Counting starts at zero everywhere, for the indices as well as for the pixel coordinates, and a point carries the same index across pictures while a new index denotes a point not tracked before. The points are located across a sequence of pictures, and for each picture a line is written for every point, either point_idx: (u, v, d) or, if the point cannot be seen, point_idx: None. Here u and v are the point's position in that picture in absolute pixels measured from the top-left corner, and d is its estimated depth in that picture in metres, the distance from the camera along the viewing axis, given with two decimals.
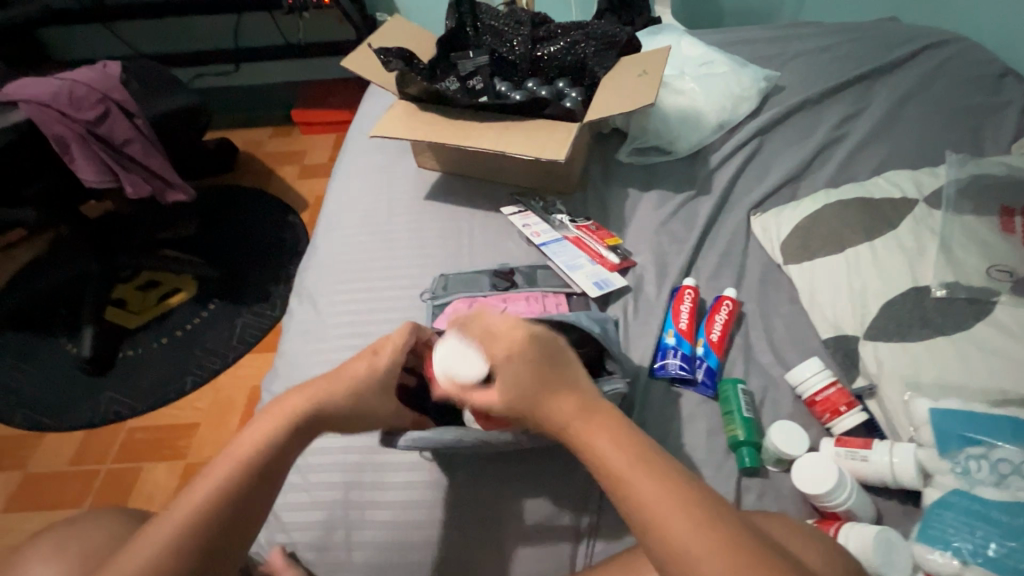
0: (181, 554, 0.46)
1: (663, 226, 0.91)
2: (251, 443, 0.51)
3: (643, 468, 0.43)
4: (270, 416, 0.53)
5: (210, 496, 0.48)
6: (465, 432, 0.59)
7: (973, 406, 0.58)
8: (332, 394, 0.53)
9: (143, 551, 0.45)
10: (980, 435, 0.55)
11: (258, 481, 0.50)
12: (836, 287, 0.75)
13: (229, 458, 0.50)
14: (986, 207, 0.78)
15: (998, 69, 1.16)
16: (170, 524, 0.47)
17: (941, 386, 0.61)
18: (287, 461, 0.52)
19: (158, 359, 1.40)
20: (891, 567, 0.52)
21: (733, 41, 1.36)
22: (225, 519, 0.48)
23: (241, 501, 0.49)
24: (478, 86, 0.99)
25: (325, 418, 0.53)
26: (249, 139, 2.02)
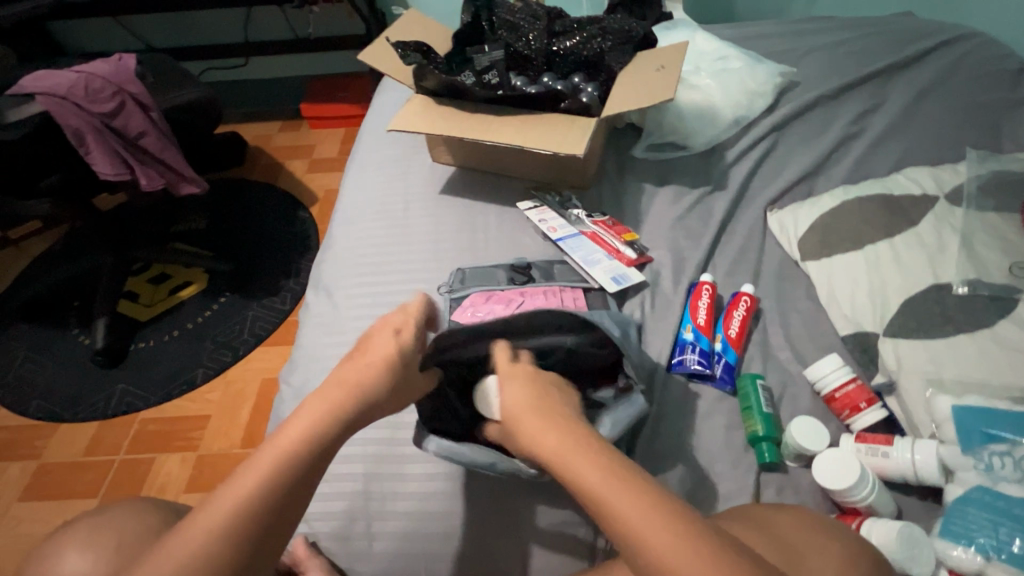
0: (236, 535, 0.46)
1: (680, 222, 0.91)
2: (299, 431, 0.52)
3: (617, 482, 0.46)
4: (315, 403, 0.54)
5: (263, 480, 0.49)
6: (500, 458, 0.59)
7: (994, 404, 0.58)
8: (371, 376, 0.57)
9: (199, 532, 0.46)
10: (1002, 431, 0.56)
11: (309, 466, 0.51)
12: (856, 284, 0.75)
13: (278, 444, 0.51)
14: (1007, 204, 0.77)
15: (1016, 65, 1.15)
16: (224, 507, 0.47)
17: (962, 383, 0.61)
18: (333, 446, 0.54)
19: (171, 351, 1.41)
20: (914, 562, 0.51)
21: (747, 37, 1.35)
22: (279, 503, 0.49)
23: (294, 482, 0.50)
24: (494, 81, 1.00)
25: (365, 403, 0.56)
26: (259, 133, 2.02)
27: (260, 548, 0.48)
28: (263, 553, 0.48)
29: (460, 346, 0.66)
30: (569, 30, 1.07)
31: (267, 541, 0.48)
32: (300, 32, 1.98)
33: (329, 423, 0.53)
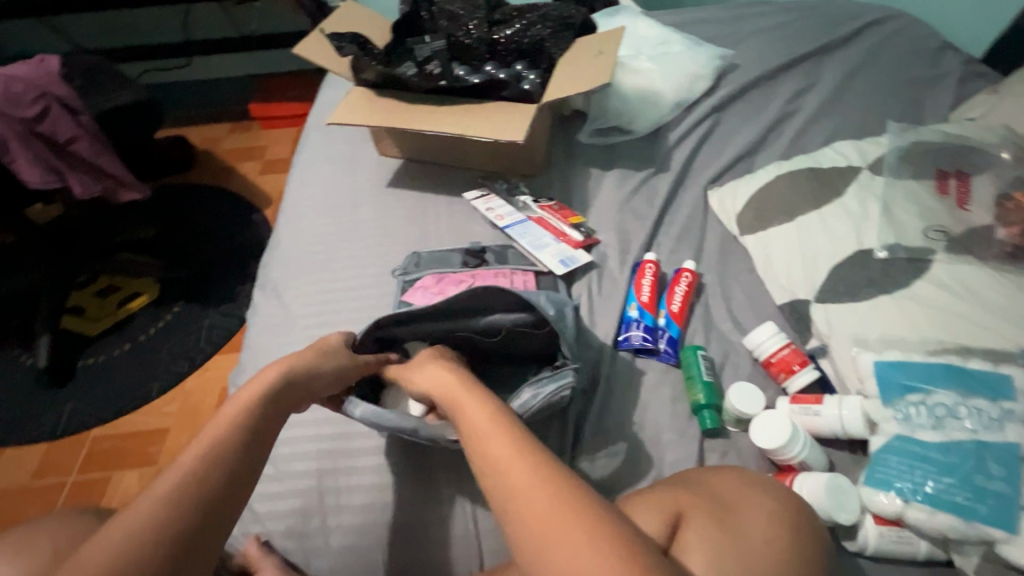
0: (181, 506, 0.46)
1: (625, 204, 0.93)
2: (236, 414, 0.55)
3: (513, 456, 0.46)
4: (248, 390, 0.58)
5: (205, 454, 0.50)
6: (421, 424, 0.61)
7: (911, 357, 0.62)
8: (301, 359, 0.62)
9: (145, 505, 0.45)
10: (916, 382, 0.59)
11: (251, 439, 0.54)
12: (789, 254, 0.78)
13: (217, 425, 0.53)
14: (924, 172, 0.82)
15: (937, 42, 1.22)
16: (165, 484, 0.47)
17: (885, 341, 0.65)
18: (273, 427, 0.57)
19: (122, 365, 1.36)
20: (841, 509, 0.55)
21: (688, 22, 1.38)
22: (224, 474, 0.50)
23: (241, 451, 0.52)
24: (436, 71, 0.98)
25: (301, 387, 0.61)
26: (206, 135, 1.96)
27: (209, 519, 0.47)
28: (213, 527, 0.47)
29: (399, 324, 0.70)
30: (510, 19, 1.07)
31: (215, 513, 0.48)
32: (243, 28, 1.92)
33: (265, 405, 0.57)
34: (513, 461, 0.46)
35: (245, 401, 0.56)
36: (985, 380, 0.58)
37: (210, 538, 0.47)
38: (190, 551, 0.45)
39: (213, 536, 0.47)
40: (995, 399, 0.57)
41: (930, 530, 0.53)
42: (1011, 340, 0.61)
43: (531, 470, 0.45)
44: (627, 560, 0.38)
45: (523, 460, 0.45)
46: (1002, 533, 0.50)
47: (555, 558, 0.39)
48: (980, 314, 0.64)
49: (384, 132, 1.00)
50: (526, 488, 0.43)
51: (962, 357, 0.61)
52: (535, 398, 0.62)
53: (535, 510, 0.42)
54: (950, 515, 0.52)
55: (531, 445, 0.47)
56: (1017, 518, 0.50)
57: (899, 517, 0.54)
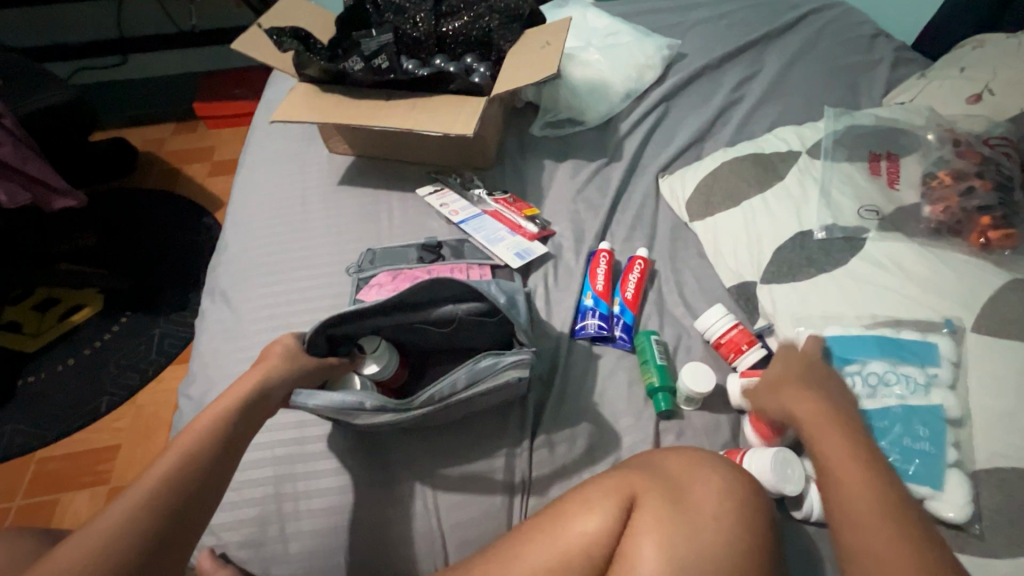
0: (137, 532, 0.44)
1: (579, 194, 0.94)
2: (204, 426, 0.52)
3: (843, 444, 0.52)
4: (220, 401, 0.55)
5: (166, 473, 0.47)
6: (367, 395, 0.59)
7: (848, 330, 0.65)
8: (273, 367, 0.59)
9: (107, 521, 0.44)
10: (853, 355, 0.63)
11: (221, 450, 0.51)
12: (735, 238, 0.81)
13: (187, 436, 0.51)
14: (858, 154, 0.85)
15: (870, 31, 1.28)
16: (126, 503, 0.45)
17: (825, 317, 0.68)
18: (246, 437, 0.54)
19: (66, 382, 1.29)
20: (787, 482, 0.57)
21: (637, 12, 1.40)
22: (185, 498, 0.47)
23: (211, 465, 0.50)
24: (383, 65, 0.92)
25: (271, 395, 0.57)
26: (148, 137, 1.87)
27: (165, 547, 0.45)
28: (168, 557, 0.45)
29: (350, 321, 0.66)
30: (457, 10, 1.05)
31: (179, 538, 0.46)
32: (181, 24, 1.83)
33: (236, 417, 0.54)
34: (838, 444, 0.52)
35: (216, 411, 0.54)
36: (913, 348, 0.62)
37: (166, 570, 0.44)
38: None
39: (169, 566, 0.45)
40: (923, 365, 0.61)
41: None
42: (937, 310, 0.65)
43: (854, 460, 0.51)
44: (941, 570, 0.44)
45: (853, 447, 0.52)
46: (928, 489, 0.56)
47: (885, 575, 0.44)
48: (909, 287, 0.67)
49: (332, 128, 0.97)
50: (847, 471, 0.50)
51: (896, 328, 0.64)
52: (493, 366, 0.61)
53: (858, 498, 0.48)
54: None
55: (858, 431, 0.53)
56: (941, 476, 0.56)
57: None
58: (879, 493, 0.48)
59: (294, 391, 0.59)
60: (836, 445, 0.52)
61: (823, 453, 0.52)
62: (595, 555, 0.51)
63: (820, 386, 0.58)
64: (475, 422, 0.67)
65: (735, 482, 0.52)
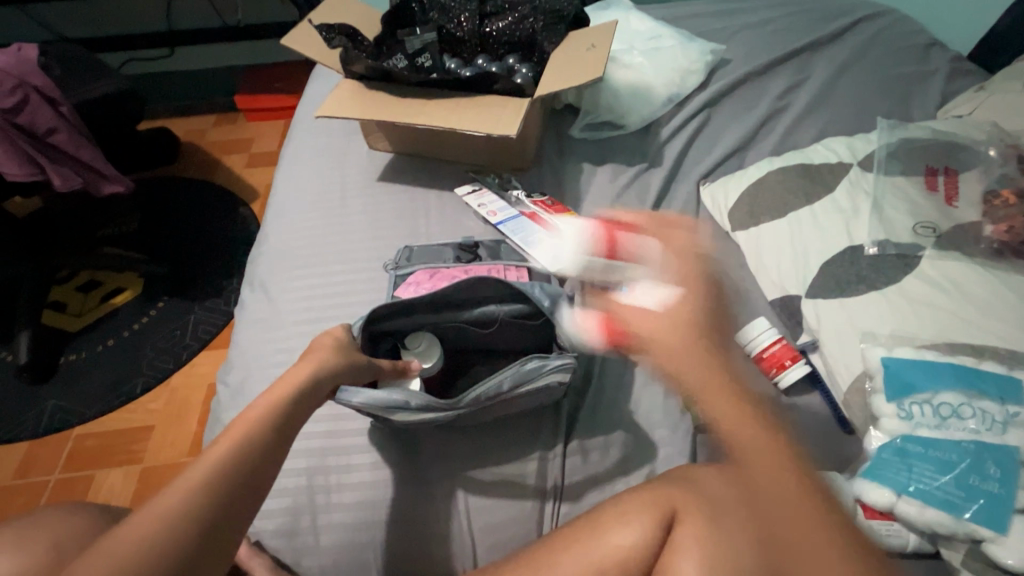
0: (196, 512, 0.44)
1: (618, 199, 0.93)
2: (258, 415, 0.53)
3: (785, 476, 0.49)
4: (274, 389, 0.56)
5: (221, 458, 0.48)
6: (411, 393, 0.60)
7: (924, 354, 0.61)
8: (325, 360, 0.59)
9: (168, 500, 0.44)
10: (929, 381, 0.59)
11: (276, 437, 0.52)
12: (780, 250, 0.78)
13: (244, 422, 0.52)
14: (913, 168, 0.82)
15: (924, 39, 1.23)
16: (183, 485, 0.46)
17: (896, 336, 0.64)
18: (296, 427, 0.55)
19: (105, 362, 1.33)
20: (836, 508, 0.54)
21: (679, 16, 1.37)
22: (239, 482, 0.48)
23: (267, 452, 0.51)
24: (427, 64, 0.96)
25: (323, 388, 0.58)
26: (190, 128, 1.92)
27: (219, 531, 0.45)
28: (221, 542, 0.45)
29: (398, 316, 0.69)
30: (501, 10, 1.05)
31: (234, 522, 0.46)
32: (227, 18, 1.87)
33: (288, 408, 0.55)
34: (755, 450, 0.51)
35: (272, 399, 0.54)
36: (995, 381, 0.58)
37: (219, 554, 0.44)
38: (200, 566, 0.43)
39: (222, 552, 0.44)
40: (1003, 401, 0.57)
41: (919, 524, 0.54)
42: (1012, 340, 0.61)
43: (796, 488, 0.49)
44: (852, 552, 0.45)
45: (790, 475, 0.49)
46: (990, 532, 0.51)
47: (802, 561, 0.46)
48: (969, 309, 0.64)
49: (374, 125, 0.98)
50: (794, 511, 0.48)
51: (977, 358, 0.61)
52: (538, 368, 0.61)
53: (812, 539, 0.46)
54: (941, 510, 0.53)
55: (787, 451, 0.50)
56: (1009, 520, 0.51)
57: (890, 510, 0.55)
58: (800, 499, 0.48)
59: (341, 387, 0.60)
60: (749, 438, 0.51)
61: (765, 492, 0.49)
62: (633, 565, 0.53)
63: (698, 361, 0.55)
64: (509, 423, 0.66)
65: None
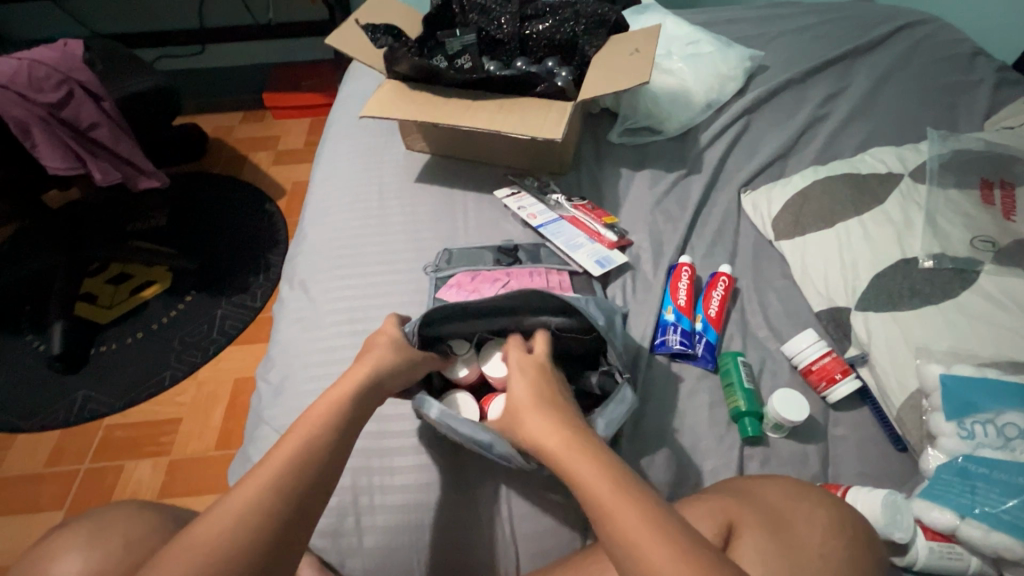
0: (270, 509, 0.44)
1: (658, 205, 0.92)
2: (321, 413, 0.52)
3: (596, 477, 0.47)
4: (337, 387, 0.55)
5: (287, 458, 0.48)
6: (498, 439, 0.58)
7: (984, 372, 0.60)
8: (384, 357, 0.59)
9: (243, 497, 0.45)
10: (990, 400, 0.58)
11: (342, 433, 0.51)
12: (828, 262, 0.77)
13: (309, 418, 0.52)
14: (968, 180, 0.80)
15: (970, 48, 1.20)
16: (257, 481, 0.46)
17: (954, 353, 0.63)
18: (360, 421, 0.54)
19: (135, 355, 1.35)
20: (895, 527, 0.53)
21: (715, 21, 1.36)
22: (310, 478, 0.47)
23: (333, 447, 0.50)
24: (467, 65, 0.97)
25: (382, 387, 0.57)
26: (219, 124, 1.94)
27: (289, 530, 0.45)
28: (288, 546, 0.45)
29: (448, 321, 0.69)
30: (542, 14, 1.05)
31: (305, 518, 0.46)
32: (259, 17, 1.90)
33: (350, 405, 0.54)
34: (589, 473, 0.47)
35: (334, 395, 0.54)
36: None
37: (286, 557, 0.45)
38: (269, 567, 0.43)
39: (287, 555, 0.45)
40: None
41: (984, 548, 0.52)
42: None
43: (632, 506, 0.44)
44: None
45: (608, 477, 0.46)
46: None
47: None
48: None
49: (412, 126, 0.98)
50: (633, 529, 0.43)
51: None
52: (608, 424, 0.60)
53: (638, 541, 0.42)
54: (1007, 535, 0.51)
55: (623, 475, 0.47)
56: None
57: (952, 532, 0.53)
58: (653, 522, 0.43)
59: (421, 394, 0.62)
60: (585, 470, 0.48)
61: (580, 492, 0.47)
62: None
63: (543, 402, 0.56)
64: None
65: (846, 518, 0.50)
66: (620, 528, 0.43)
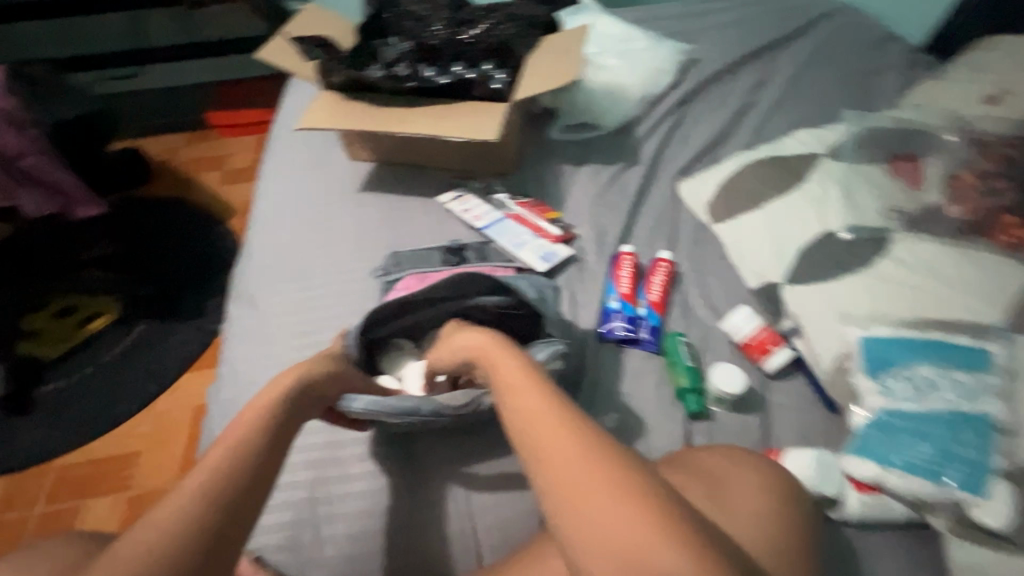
0: (199, 518, 0.43)
1: (600, 198, 0.95)
2: (247, 425, 0.51)
3: (544, 416, 0.45)
4: (262, 396, 0.55)
5: (214, 467, 0.47)
6: (424, 399, 0.61)
7: (898, 332, 0.64)
8: (316, 365, 0.60)
9: (170, 509, 0.43)
10: (902, 357, 0.62)
11: (271, 440, 0.51)
12: (760, 240, 0.81)
13: (235, 428, 0.51)
14: (881, 155, 0.85)
15: (882, 34, 1.28)
16: (184, 493, 0.44)
17: (871, 316, 0.67)
18: (291, 431, 0.55)
19: (86, 390, 1.30)
20: (824, 483, 0.58)
21: (648, 18, 1.41)
22: (242, 485, 0.47)
23: (264, 454, 0.50)
24: (404, 73, 0.94)
25: (310, 395, 0.57)
26: (162, 147, 1.89)
27: (221, 538, 0.43)
28: (222, 556, 0.43)
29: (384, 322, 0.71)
30: (475, 19, 1.07)
31: (238, 527, 0.45)
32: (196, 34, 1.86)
33: (276, 414, 0.54)
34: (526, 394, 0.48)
35: (262, 404, 0.54)
36: (964, 353, 0.61)
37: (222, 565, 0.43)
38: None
39: (224, 562, 0.43)
40: (972, 371, 0.60)
41: (906, 494, 0.55)
42: (978, 315, 0.64)
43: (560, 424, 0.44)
44: (634, 493, 0.39)
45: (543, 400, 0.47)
46: (967, 495, 0.53)
47: (589, 509, 0.39)
48: (941, 288, 0.67)
49: (354, 135, 0.99)
50: (557, 444, 0.43)
51: (946, 332, 0.64)
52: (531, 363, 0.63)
53: (573, 475, 0.40)
54: (923, 479, 0.54)
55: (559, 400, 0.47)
56: (985, 484, 0.53)
57: (876, 483, 0.56)
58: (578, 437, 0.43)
59: (344, 395, 0.61)
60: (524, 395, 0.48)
61: (522, 424, 0.46)
62: None
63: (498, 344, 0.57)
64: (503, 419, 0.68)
65: (766, 476, 0.53)
66: (544, 442, 0.43)
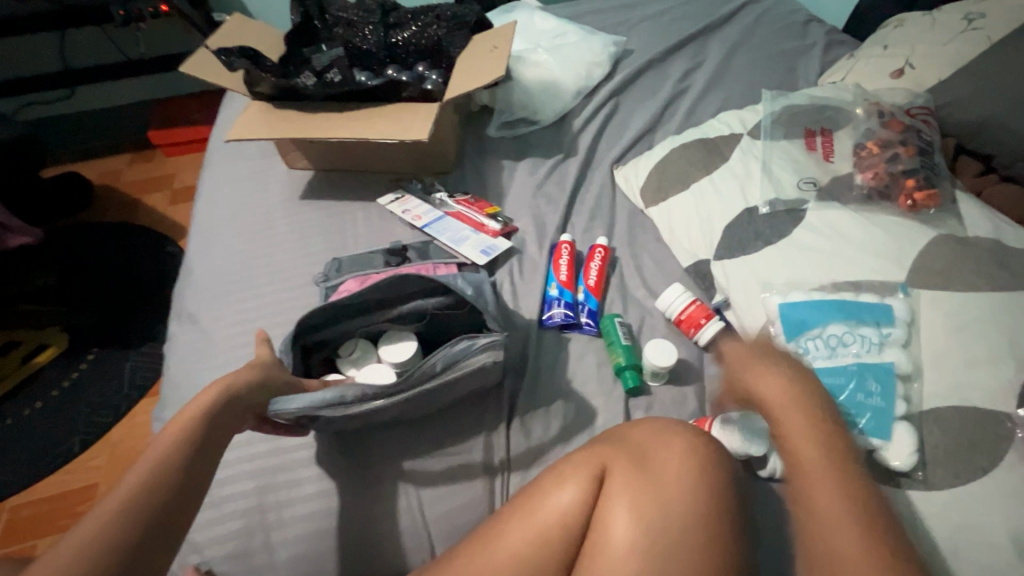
0: (115, 538, 0.44)
1: (539, 190, 0.97)
2: (169, 439, 0.52)
3: (814, 445, 0.49)
4: (186, 409, 0.55)
5: (132, 486, 0.47)
6: (346, 388, 0.61)
7: (812, 295, 0.68)
8: (244, 374, 0.60)
9: (83, 531, 0.43)
10: (816, 318, 0.66)
11: (194, 454, 0.52)
12: (688, 220, 0.84)
13: (156, 444, 0.51)
14: (798, 132, 0.90)
15: (803, 17, 1.34)
16: (100, 513, 0.45)
17: (788, 283, 0.71)
18: (217, 441, 0.55)
19: (35, 426, 1.25)
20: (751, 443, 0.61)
21: (581, 14, 1.44)
22: (162, 501, 0.47)
23: (187, 468, 0.50)
24: (336, 79, 0.96)
25: (238, 404, 0.58)
26: (103, 170, 1.83)
27: (139, 557, 0.44)
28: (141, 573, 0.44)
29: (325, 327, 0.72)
30: (404, 22, 1.07)
31: (158, 544, 0.46)
32: (128, 51, 1.80)
33: (201, 426, 0.54)
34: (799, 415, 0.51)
35: (184, 417, 0.54)
36: (870, 309, 0.65)
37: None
38: None
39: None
40: (878, 325, 0.63)
41: None
42: (886, 274, 0.68)
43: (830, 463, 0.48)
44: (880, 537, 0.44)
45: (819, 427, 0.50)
46: (879, 440, 0.58)
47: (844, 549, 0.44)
48: (850, 251, 0.71)
49: (290, 145, 0.98)
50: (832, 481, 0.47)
51: (856, 291, 0.67)
52: (468, 346, 0.63)
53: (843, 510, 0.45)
54: None
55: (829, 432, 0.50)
56: (891, 427, 0.58)
57: None
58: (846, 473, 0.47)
59: (272, 399, 0.60)
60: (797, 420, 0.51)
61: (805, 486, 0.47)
62: (571, 527, 0.55)
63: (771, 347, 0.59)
64: (451, 411, 0.69)
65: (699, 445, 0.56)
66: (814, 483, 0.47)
